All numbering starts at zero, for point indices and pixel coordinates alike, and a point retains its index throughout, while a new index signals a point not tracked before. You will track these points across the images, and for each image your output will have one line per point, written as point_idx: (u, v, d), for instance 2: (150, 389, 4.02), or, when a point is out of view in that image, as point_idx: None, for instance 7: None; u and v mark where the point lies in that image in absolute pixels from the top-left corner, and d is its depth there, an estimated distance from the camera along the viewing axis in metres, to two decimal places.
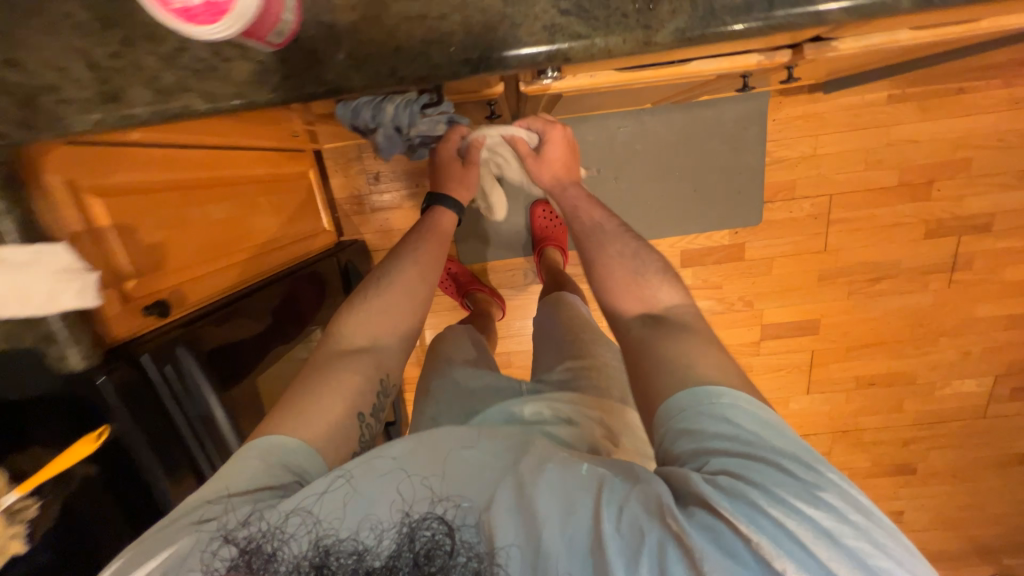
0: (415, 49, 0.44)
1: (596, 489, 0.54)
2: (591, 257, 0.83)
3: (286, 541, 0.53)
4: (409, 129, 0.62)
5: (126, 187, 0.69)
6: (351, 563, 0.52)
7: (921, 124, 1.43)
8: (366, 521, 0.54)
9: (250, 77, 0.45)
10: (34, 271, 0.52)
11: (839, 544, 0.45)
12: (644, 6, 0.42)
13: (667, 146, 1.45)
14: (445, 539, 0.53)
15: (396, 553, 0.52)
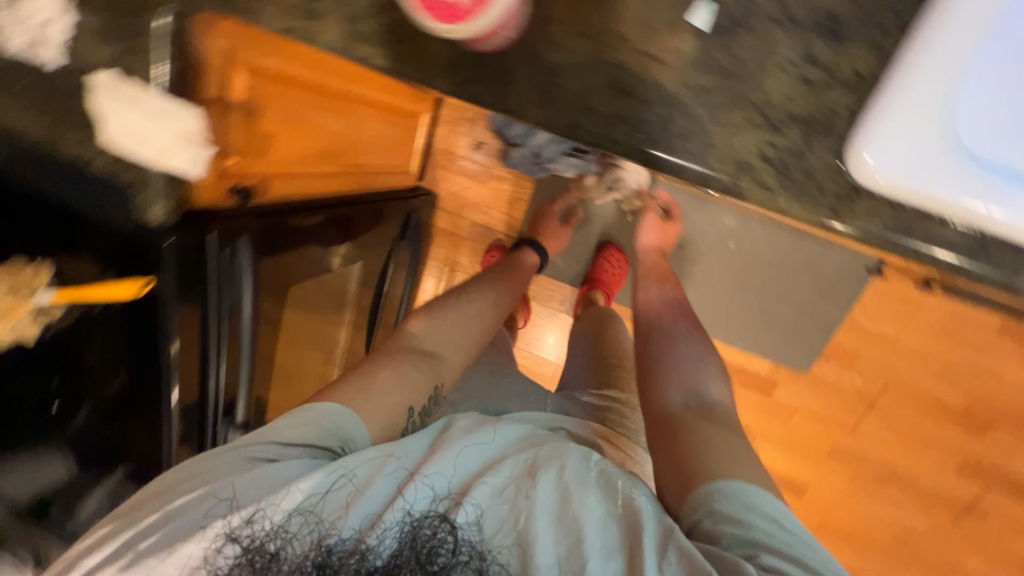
0: (603, 118, 0.41)
1: (655, 536, 0.56)
2: (652, 340, 0.89)
3: (289, 540, 0.57)
4: None
5: (270, 73, 0.71)
6: (353, 561, 0.56)
7: (1013, 365, 1.35)
8: (374, 523, 0.58)
9: (439, 63, 0.44)
10: (162, 126, 0.55)
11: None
12: (845, 193, 0.39)
13: (758, 259, 1.40)
14: (448, 541, 0.57)
15: (397, 552, 0.56)
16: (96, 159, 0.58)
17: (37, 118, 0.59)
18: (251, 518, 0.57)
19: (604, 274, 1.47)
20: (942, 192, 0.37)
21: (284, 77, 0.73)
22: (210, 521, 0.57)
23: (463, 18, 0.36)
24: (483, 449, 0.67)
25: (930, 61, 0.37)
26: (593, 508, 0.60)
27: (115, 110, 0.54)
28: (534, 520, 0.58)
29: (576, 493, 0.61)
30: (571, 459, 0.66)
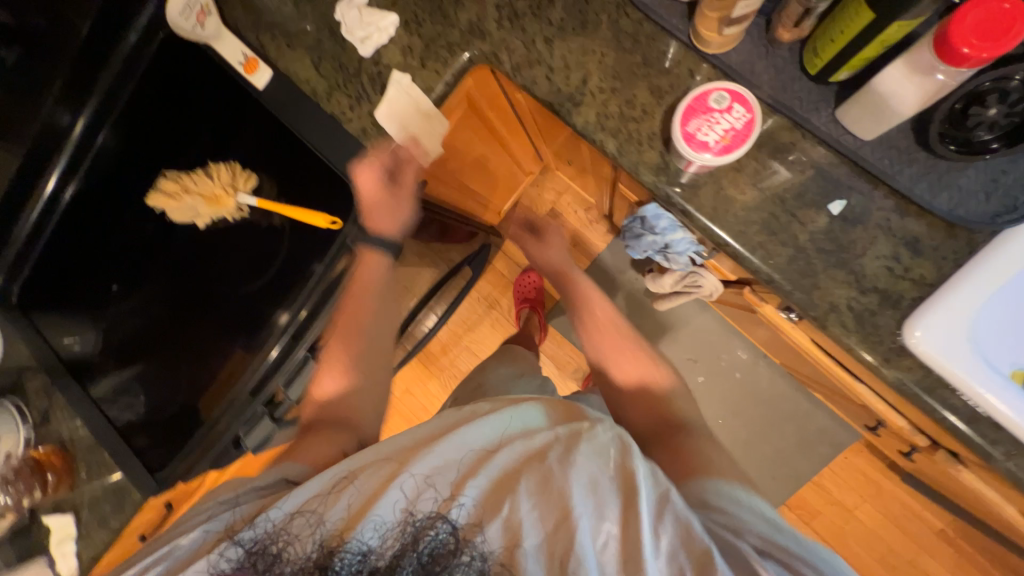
0: (752, 242, 0.60)
1: (652, 499, 0.52)
2: (676, 444, 0.67)
3: (291, 540, 0.54)
4: (670, 248, 0.83)
5: (482, 114, 0.89)
6: (356, 563, 0.52)
7: (943, 570, 1.48)
8: (375, 520, 0.54)
9: (650, 164, 0.63)
10: (425, 122, 0.74)
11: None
12: (896, 350, 0.57)
13: (756, 397, 1.56)
14: (450, 540, 0.52)
15: (399, 553, 0.52)
16: (352, 121, 0.76)
17: (318, 79, 0.77)
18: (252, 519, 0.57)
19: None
20: (961, 373, 0.54)
21: (486, 120, 0.92)
22: (215, 531, 0.57)
23: (707, 148, 0.55)
24: (462, 445, 0.59)
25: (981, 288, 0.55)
26: (591, 475, 0.53)
27: (398, 97, 0.73)
28: (517, 504, 0.52)
29: (560, 471, 0.53)
30: (555, 440, 0.58)
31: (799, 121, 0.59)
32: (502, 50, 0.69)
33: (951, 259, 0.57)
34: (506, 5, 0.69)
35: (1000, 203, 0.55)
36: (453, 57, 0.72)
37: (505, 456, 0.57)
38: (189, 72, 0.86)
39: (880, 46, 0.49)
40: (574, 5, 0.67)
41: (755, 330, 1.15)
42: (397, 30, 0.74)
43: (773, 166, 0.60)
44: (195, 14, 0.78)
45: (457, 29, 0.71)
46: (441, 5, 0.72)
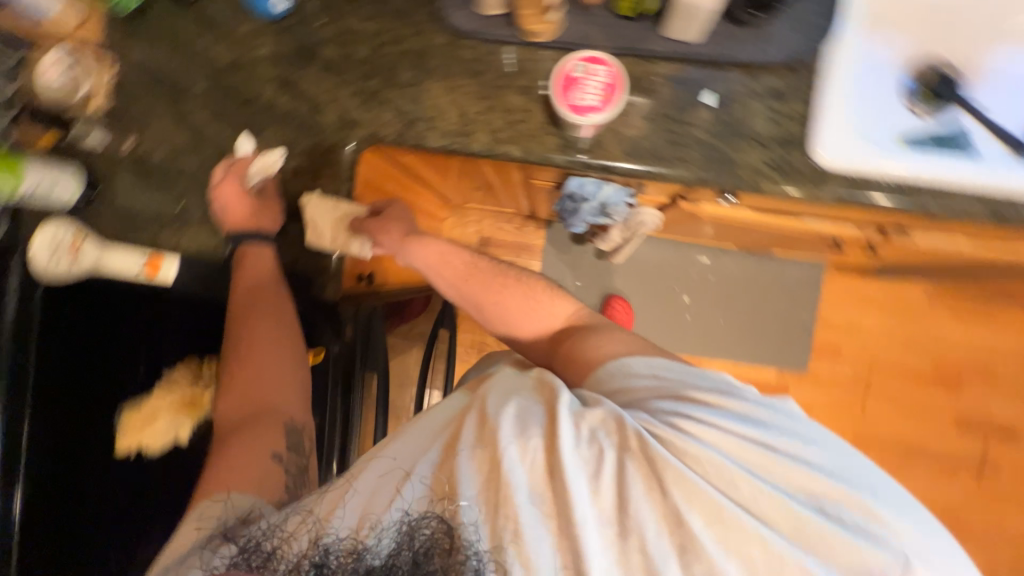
0: (667, 159, 0.68)
1: (573, 408, 0.56)
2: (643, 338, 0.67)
3: (286, 540, 0.53)
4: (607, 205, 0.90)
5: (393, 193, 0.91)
6: (350, 562, 0.49)
7: (953, 327, 1.64)
8: (366, 519, 0.52)
9: (554, 146, 0.69)
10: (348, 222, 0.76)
11: (830, 516, 0.52)
12: (816, 175, 0.67)
13: (735, 284, 1.68)
14: (444, 539, 0.49)
15: (396, 552, 0.49)
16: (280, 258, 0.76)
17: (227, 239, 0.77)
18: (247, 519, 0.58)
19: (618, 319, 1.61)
20: (864, 161, 0.66)
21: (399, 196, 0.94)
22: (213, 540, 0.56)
23: (597, 109, 0.62)
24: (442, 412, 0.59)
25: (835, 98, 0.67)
26: (520, 407, 0.56)
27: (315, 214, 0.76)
28: (458, 454, 0.53)
29: (517, 419, 0.55)
30: (498, 384, 0.60)
31: (640, 53, 0.68)
32: (378, 127, 0.73)
33: (808, 90, 0.67)
34: (359, 89, 0.73)
35: (815, 33, 0.67)
36: (339, 156, 0.75)
37: (455, 418, 0.58)
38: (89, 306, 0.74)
39: None
40: (416, 59, 0.72)
41: (712, 233, 1.24)
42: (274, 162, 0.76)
43: (646, 95, 0.69)
44: (66, 249, 0.74)
45: (328, 131, 0.74)
46: (303, 119, 0.75)
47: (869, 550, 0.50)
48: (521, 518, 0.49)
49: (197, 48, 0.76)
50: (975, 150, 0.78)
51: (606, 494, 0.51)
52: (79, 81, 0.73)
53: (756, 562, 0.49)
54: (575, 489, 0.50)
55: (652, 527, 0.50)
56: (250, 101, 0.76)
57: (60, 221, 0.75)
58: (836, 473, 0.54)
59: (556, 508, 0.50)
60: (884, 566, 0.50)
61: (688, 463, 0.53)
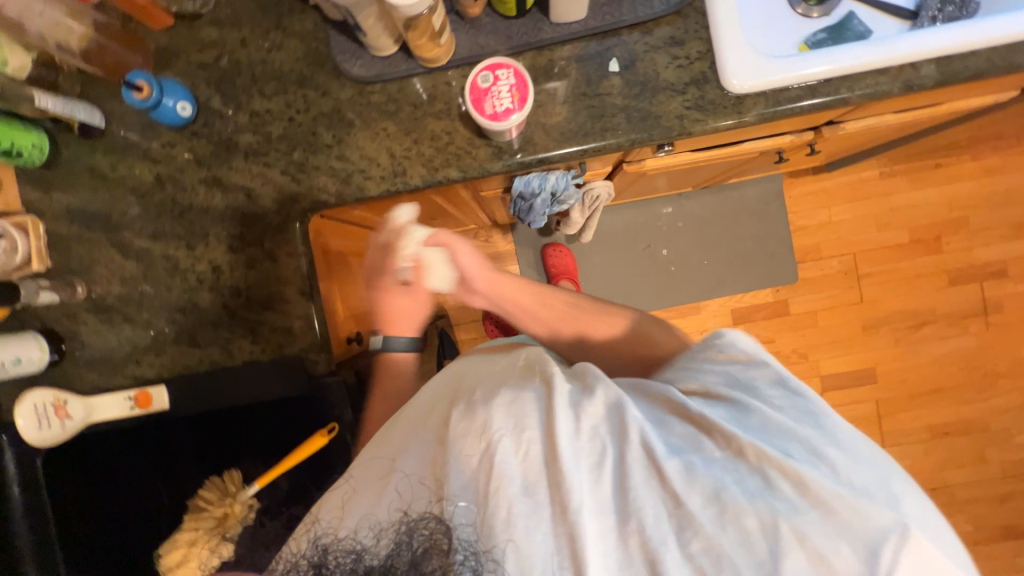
0: (597, 133, 0.70)
1: (570, 390, 0.52)
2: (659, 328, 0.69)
3: (293, 541, 0.52)
4: (559, 192, 0.91)
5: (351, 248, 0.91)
6: (349, 563, 0.46)
7: (915, 193, 1.69)
8: (365, 520, 0.50)
9: (488, 156, 0.71)
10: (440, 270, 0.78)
11: (842, 482, 0.43)
12: (736, 103, 0.69)
13: (705, 222, 1.70)
14: (440, 538, 0.45)
15: (393, 553, 0.45)
16: (264, 350, 0.75)
17: (206, 350, 0.75)
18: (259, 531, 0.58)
19: (559, 264, 1.60)
20: (780, 76, 0.67)
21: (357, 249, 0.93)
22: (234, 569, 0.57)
23: (512, 112, 0.63)
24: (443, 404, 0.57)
25: (729, 22, 0.68)
26: (514, 395, 0.52)
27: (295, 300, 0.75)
28: (450, 452, 0.49)
29: (522, 411, 0.50)
30: (492, 379, 0.58)
31: (539, 45, 0.70)
32: (317, 194, 0.73)
33: (703, 28, 0.70)
34: (286, 164, 0.73)
35: None
36: (289, 233, 0.74)
37: (450, 411, 0.55)
38: (106, 455, 0.77)
39: None
40: (331, 118, 0.73)
41: (666, 183, 1.26)
42: (226, 259, 0.75)
43: (558, 81, 0.70)
44: (53, 414, 0.72)
45: (270, 214, 0.74)
46: (241, 209, 0.74)
47: (873, 506, 0.41)
48: (514, 509, 0.44)
49: (117, 175, 0.76)
50: (867, 33, 0.85)
51: (609, 491, 0.45)
52: (14, 244, 0.71)
53: (753, 535, 0.41)
54: (572, 477, 0.45)
55: (650, 511, 0.44)
56: (184, 208, 0.75)
57: (36, 390, 0.72)
58: (868, 460, 0.45)
59: (551, 500, 0.45)
60: (885, 530, 0.41)
61: (689, 443, 0.48)
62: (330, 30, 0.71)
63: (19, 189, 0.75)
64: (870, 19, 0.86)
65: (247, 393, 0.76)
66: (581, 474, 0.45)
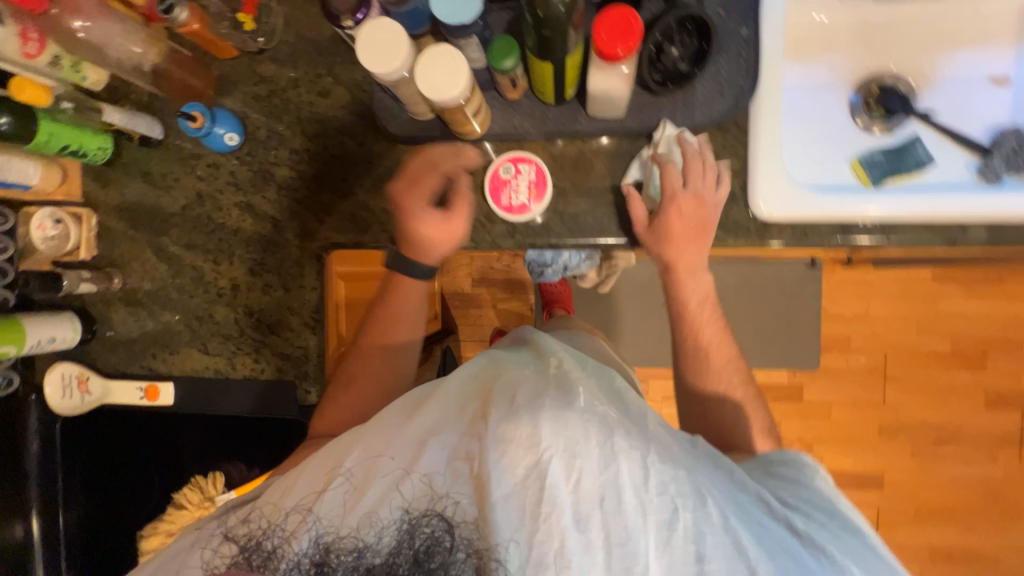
0: (613, 231, 0.70)
1: (636, 436, 0.50)
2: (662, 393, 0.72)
3: (284, 538, 0.48)
4: (571, 267, 0.93)
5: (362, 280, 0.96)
6: (352, 560, 0.46)
7: (968, 303, 1.58)
8: (366, 517, 0.48)
9: (503, 234, 0.72)
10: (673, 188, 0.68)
11: None
12: (760, 228, 0.68)
13: (731, 291, 1.65)
14: (446, 537, 0.47)
15: (396, 551, 0.46)
16: (265, 370, 0.81)
17: (214, 359, 0.81)
18: (246, 515, 0.53)
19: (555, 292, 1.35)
20: (812, 210, 0.65)
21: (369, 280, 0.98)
22: (219, 535, 0.52)
23: (526, 208, 0.69)
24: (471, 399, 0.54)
25: (767, 145, 0.66)
26: (558, 411, 0.49)
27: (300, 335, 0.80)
28: (493, 463, 0.47)
29: (582, 443, 0.47)
30: (530, 382, 0.54)
31: (572, 134, 0.70)
32: (338, 236, 0.77)
33: (741, 146, 0.68)
34: (314, 203, 0.77)
35: (735, 91, 0.66)
36: (305, 265, 0.80)
37: (482, 412, 0.52)
38: (126, 437, 0.86)
39: (575, 67, 0.60)
40: (362, 168, 0.76)
41: None
42: (246, 279, 0.80)
43: (584, 172, 0.70)
44: (76, 386, 0.80)
45: (294, 245, 0.79)
46: (267, 236, 0.79)
47: None
48: (567, 543, 0.45)
49: (165, 182, 0.81)
50: (928, 162, 0.79)
51: (678, 558, 0.46)
52: (67, 232, 0.79)
53: None
54: (639, 538, 0.46)
55: None
56: (218, 225, 0.80)
57: (65, 363, 0.81)
58: None
59: (607, 545, 0.45)
60: None
61: (785, 550, 0.49)
62: (375, 85, 0.74)
63: (80, 181, 0.82)
64: (935, 146, 0.81)
65: (242, 405, 0.82)
66: (646, 535, 0.46)
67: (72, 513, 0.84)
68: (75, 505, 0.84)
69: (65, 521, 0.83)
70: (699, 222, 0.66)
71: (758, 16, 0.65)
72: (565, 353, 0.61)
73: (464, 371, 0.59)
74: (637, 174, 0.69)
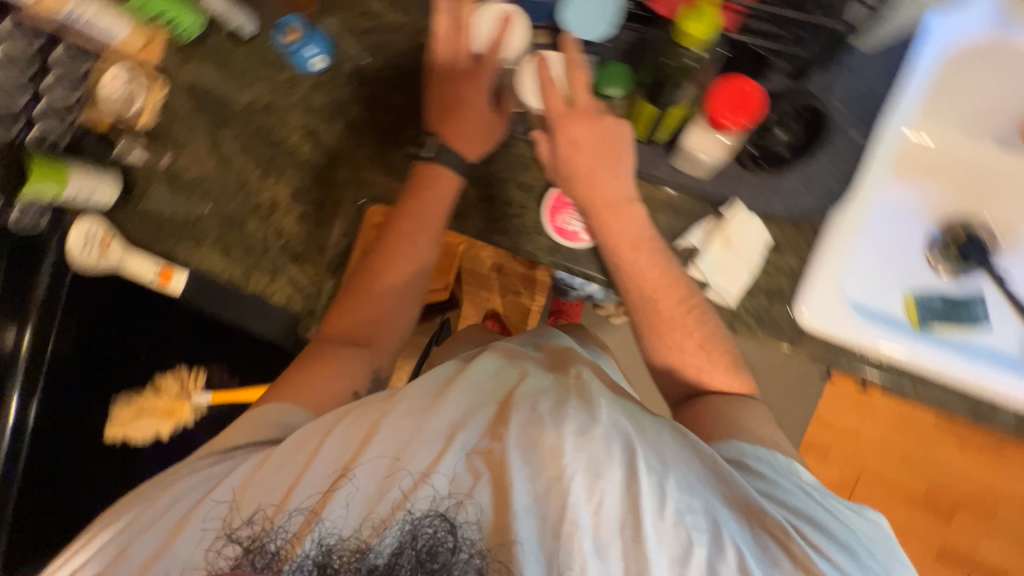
0: None
1: (655, 461, 0.48)
2: None
3: (285, 536, 0.46)
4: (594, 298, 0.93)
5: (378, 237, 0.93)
6: (354, 562, 0.45)
7: (957, 458, 1.56)
8: (369, 520, 0.46)
9: (543, 247, 0.70)
10: (738, 255, 0.64)
11: None
12: (795, 334, 0.66)
13: None
14: (448, 538, 0.45)
15: (398, 551, 0.45)
16: (275, 294, 0.81)
17: (230, 265, 0.82)
18: (243, 510, 0.49)
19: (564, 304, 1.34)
20: (848, 335, 0.64)
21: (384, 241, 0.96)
22: (211, 529, 0.48)
23: (576, 237, 0.68)
24: (479, 395, 0.54)
25: (830, 257, 0.64)
26: (581, 425, 0.49)
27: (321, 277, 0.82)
28: (515, 467, 0.46)
29: (604, 460, 0.47)
30: (551, 394, 0.53)
31: (647, 176, 0.66)
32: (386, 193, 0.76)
33: (808, 247, 0.65)
34: (376, 153, 0.78)
35: (822, 194, 0.63)
36: (343, 208, 0.80)
37: (494, 415, 0.52)
38: (144, 311, 0.91)
39: (676, 117, 0.60)
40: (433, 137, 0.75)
41: None
42: (286, 202, 0.81)
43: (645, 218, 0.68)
44: (97, 244, 0.81)
45: (344, 186, 0.80)
46: (322, 167, 0.79)
47: None
48: (586, 568, 0.43)
49: (241, 80, 0.81)
50: (983, 324, 0.75)
51: None
52: (134, 96, 0.79)
53: None
54: (656, 568, 0.43)
55: None
56: (278, 140, 0.80)
57: (90, 217, 0.81)
58: None
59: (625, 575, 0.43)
60: None
61: None
62: None
63: (161, 49, 0.82)
64: (998, 312, 0.76)
65: (242, 317, 0.85)
66: (660, 564, 0.44)
67: (61, 345, 0.81)
68: (65, 339, 0.82)
69: (51, 350, 0.80)
70: (614, 160, 0.62)
71: (876, 127, 0.62)
72: (587, 369, 0.60)
73: (471, 369, 0.56)
74: (695, 241, 0.65)
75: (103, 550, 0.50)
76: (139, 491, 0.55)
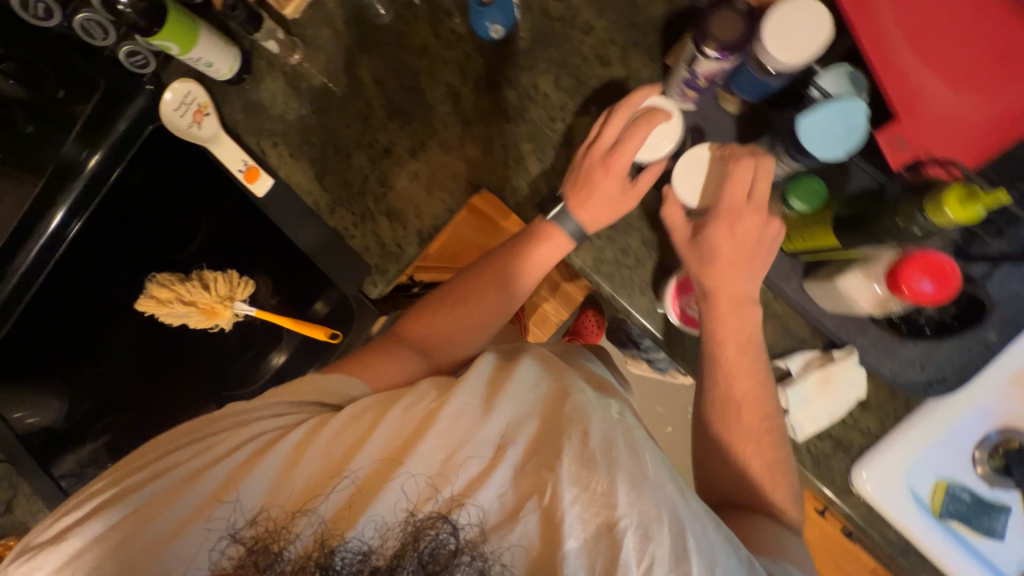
0: None
1: (704, 544, 0.44)
2: None
3: (292, 540, 0.46)
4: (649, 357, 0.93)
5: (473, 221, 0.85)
6: (358, 564, 0.46)
7: None
8: (375, 523, 0.46)
9: (641, 308, 0.68)
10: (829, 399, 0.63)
11: None
12: (843, 489, 0.66)
13: None
14: (451, 540, 0.46)
15: (400, 552, 0.46)
16: (354, 238, 0.78)
17: (320, 192, 0.79)
18: (251, 506, 0.48)
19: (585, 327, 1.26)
20: (899, 516, 0.63)
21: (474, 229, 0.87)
22: (217, 529, 0.47)
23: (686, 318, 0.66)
24: (503, 411, 0.50)
25: (910, 436, 0.64)
26: (632, 479, 0.45)
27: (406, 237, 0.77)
28: (566, 503, 0.44)
29: (658, 528, 0.44)
30: (598, 424, 0.48)
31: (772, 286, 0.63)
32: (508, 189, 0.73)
33: (892, 417, 0.65)
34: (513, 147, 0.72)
35: (933, 373, 0.62)
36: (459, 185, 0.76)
37: (519, 440, 0.48)
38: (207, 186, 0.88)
39: (846, 255, 0.55)
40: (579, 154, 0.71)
41: None
42: (402, 153, 0.77)
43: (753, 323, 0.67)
44: (193, 112, 0.76)
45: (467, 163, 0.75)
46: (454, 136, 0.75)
47: None
48: None
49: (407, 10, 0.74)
50: None
51: None
52: None
53: None
54: None
55: None
56: (417, 86, 0.76)
57: (192, 84, 0.76)
58: None
59: None
60: None
61: None
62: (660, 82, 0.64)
63: None
64: None
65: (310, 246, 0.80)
66: None
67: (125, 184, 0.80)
68: (130, 180, 0.80)
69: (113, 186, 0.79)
70: (750, 254, 0.58)
71: (1016, 336, 0.61)
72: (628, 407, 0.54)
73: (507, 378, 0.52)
74: (793, 367, 0.65)
75: (107, 524, 0.49)
76: (184, 429, 0.56)
